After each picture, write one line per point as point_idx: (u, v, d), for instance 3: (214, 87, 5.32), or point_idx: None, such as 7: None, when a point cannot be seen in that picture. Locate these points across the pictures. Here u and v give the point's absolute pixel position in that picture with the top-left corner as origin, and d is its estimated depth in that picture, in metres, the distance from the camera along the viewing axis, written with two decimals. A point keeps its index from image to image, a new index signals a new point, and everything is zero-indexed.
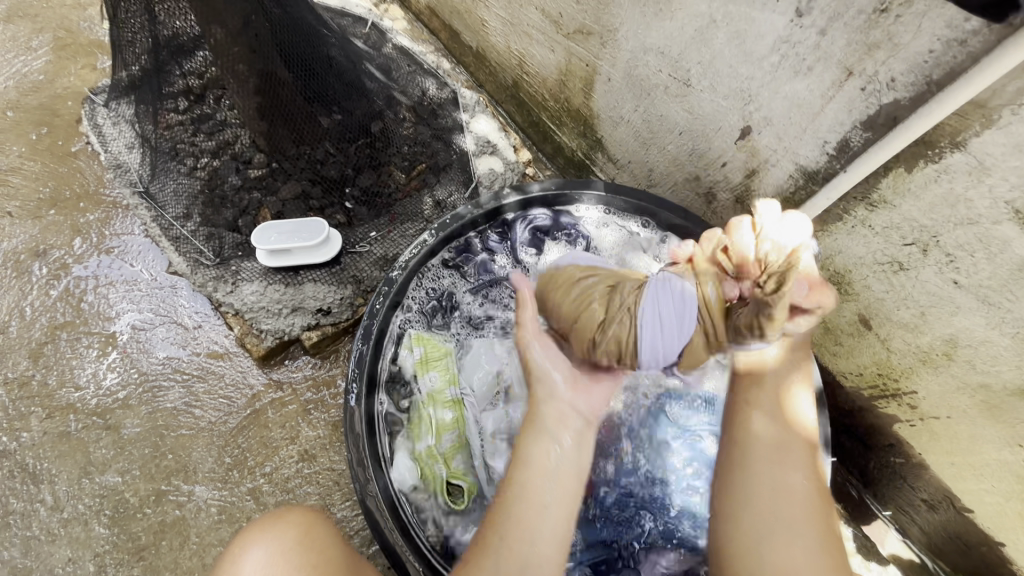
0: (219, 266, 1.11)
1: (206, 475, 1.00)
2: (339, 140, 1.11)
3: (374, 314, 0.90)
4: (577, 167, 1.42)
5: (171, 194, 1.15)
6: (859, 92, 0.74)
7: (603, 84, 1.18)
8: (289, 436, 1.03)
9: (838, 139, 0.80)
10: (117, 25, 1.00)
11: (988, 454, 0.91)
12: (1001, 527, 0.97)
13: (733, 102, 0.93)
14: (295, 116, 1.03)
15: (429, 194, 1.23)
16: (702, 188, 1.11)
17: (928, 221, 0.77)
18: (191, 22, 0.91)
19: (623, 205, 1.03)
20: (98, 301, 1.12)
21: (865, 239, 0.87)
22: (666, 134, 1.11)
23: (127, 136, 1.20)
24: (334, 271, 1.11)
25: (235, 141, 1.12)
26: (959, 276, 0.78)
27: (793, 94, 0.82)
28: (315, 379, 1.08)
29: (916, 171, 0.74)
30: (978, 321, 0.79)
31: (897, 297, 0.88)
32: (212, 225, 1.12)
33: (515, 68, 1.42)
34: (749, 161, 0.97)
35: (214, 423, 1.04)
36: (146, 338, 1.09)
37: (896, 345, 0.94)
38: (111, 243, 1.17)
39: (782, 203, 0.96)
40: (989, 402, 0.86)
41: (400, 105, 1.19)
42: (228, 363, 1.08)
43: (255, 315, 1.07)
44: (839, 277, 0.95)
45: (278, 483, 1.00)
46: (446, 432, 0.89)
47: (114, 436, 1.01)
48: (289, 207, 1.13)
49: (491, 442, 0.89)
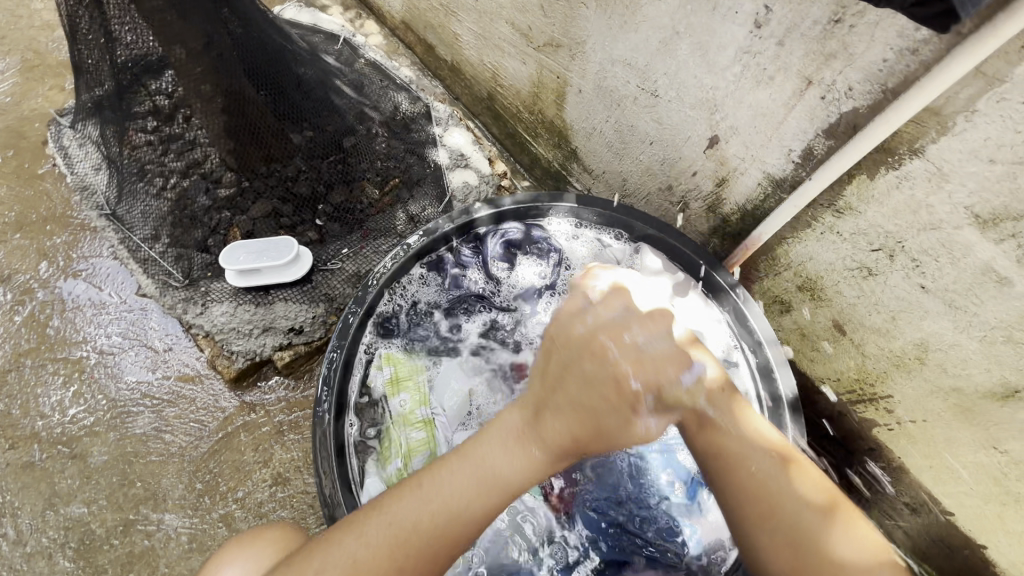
0: (189, 288, 1.10)
1: (176, 503, 0.97)
2: (310, 157, 1.09)
3: (342, 335, 0.89)
4: (553, 178, 1.42)
5: (139, 215, 1.13)
6: (819, 101, 0.74)
7: (574, 96, 1.18)
8: (262, 459, 1.01)
9: (803, 148, 0.81)
10: (75, 47, 0.97)
11: (965, 457, 0.91)
12: (982, 530, 0.97)
13: (700, 112, 0.93)
14: (265, 134, 1.02)
15: (402, 208, 1.22)
16: (675, 197, 1.11)
17: (893, 227, 0.77)
18: (150, 44, 0.88)
19: (595, 217, 1.03)
20: (65, 326, 1.09)
21: (834, 245, 0.87)
22: (638, 144, 1.11)
23: (93, 157, 1.19)
24: (306, 289, 1.10)
25: (204, 160, 1.08)
26: (926, 280, 0.78)
27: (757, 104, 0.83)
28: (289, 400, 1.06)
29: (878, 178, 0.74)
30: (947, 324, 0.80)
31: (868, 302, 0.88)
32: (181, 245, 1.11)
33: (489, 81, 1.42)
34: (719, 170, 0.97)
35: (184, 448, 1.01)
36: (114, 362, 1.07)
37: (870, 350, 0.94)
38: (78, 266, 1.14)
39: (753, 211, 0.96)
40: (963, 405, 0.86)
41: (373, 120, 1.18)
42: (200, 387, 1.06)
43: (226, 336, 1.05)
44: (811, 284, 0.95)
45: (250, 508, 0.97)
46: (418, 453, 0.88)
47: (80, 465, 0.99)
48: (260, 226, 1.12)
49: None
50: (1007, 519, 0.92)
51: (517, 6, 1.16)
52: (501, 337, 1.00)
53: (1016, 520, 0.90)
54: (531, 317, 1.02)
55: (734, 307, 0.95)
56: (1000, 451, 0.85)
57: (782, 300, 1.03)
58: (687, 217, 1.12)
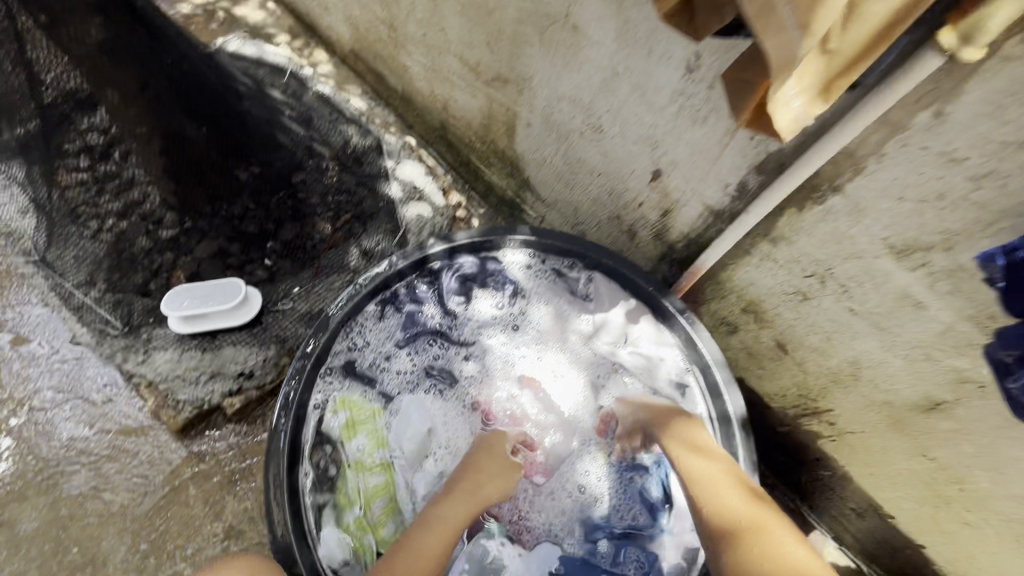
0: (128, 335, 1.02)
1: (120, 566, 0.92)
2: (257, 194, 1.17)
3: (291, 388, 0.90)
4: (508, 205, 1.43)
5: (71, 260, 1.04)
6: (748, 141, 0.80)
7: (524, 128, 1.21)
8: (212, 512, 0.96)
9: (737, 183, 0.86)
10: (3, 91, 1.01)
11: (899, 464, 0.96)
12: (921, 530, 1.01)
13: (642, 147, 0.97)
14: (206, 169, 1.12)
15: (355, 244, 1.14)
16: (624, 225, 1.15)
17: (821, 255, 0.82)
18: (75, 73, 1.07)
19: (548, 249, 1.08)
20: (13, 378, 1.03)
21: (772, 272, 0.92)
22: (586, 175, 1.14)
23: (19, 200, 1.08)
24: (255, 332, 1.05)
25: (144, 199, 1.12)
26: (855, 304, 0.83)
27: (693, 142, 0.88)
28: (241, 446, 1.02)
29: (806, 211, 0.80)
30: (874, 344, 0.85)
31: (805, 323, 0.93)
32: (120, 290, 1.04)
33: (440, 111, 1.43)
34: (663, 201, 1.01)
35: (126, 506, 0.96)
36: (47, 419, 1.00)
37: (810, 367, 0.99)
38: (5, 316, 1.06)
39: (697, 239, 1.01)
40: (894, 417, 0.91)
41: (322, 156, 1.16)
42: (145, 439, 1.00)
43: (170, 386, 0.99)
44: (754, 306, 1.00)
45: (200, 566, 0.93)
46: (385, 523, 0.89)
47: (11, 533, 0.93)
48: (205, 268, 1.10)
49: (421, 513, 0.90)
50: (940, 519, 0.96)
51: (464, 42, 1.18)
52: (454, 371, 1.03)
53: (949, 520, 0.95)
54: (489, 350, 1.06)
55: (685, 335, 0.99)
56: (930, 458, 0.90)
57: (728, 321, 1.08)
58: (637, 244, 1.15)
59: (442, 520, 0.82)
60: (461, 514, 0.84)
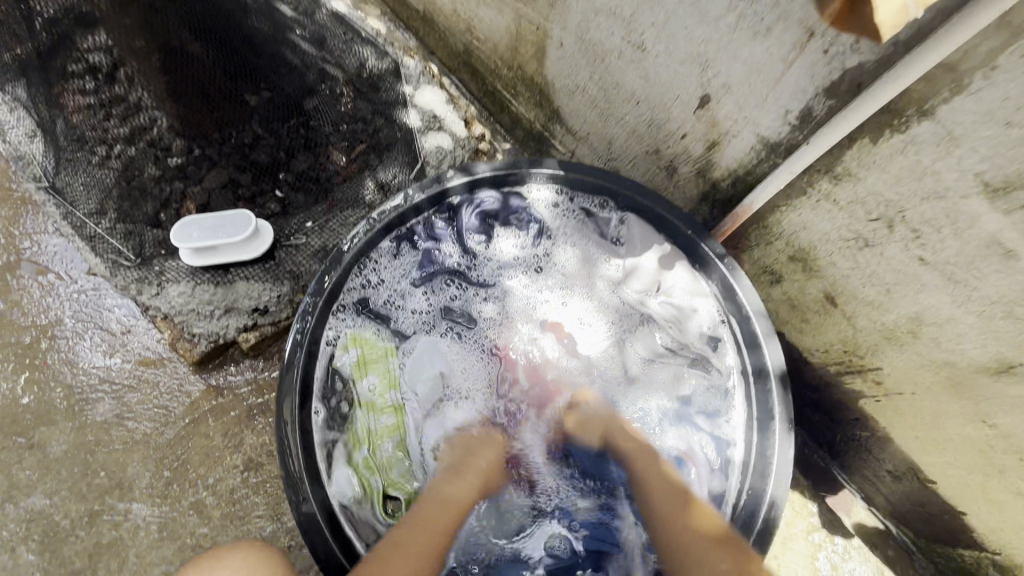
0: (141, 267, 1.01)
1: (144, 492, 0.93)
2: (269, 119, 1.05)
3: (303, 325, 0.86)
4: (535, 139, 1.32)
5: (81, 188, 1.01)
6: (821, 55, 0.67)
7: (555, 50, 1.08)
8: (231, 444, 0.97)
9: (801, 108, 0.74)
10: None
11: (951, 429, 0.88)
12: (963, 498, 0.95)
13: (689, 68, 0.85)
14: (214, 95, 0.97)
15: (370, 175, 1.11)
16: (662, 161, 1.04)
17: (894, 194, 0.72)
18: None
19: (578, 185, 0.98)
20: (31, 306, 1.02)
21: (829, 214, 0.81)
22: (623, 103, 1.02)
23: (26, 123, 1.03)
24: (268, 267, 1.02)
25: (151, 125, 0.99)
26: (927, 253, 0.73)
27: (752, 59, 0.76)
28: (257, 382, 1.01)
29: (881, 142, 0.69)
30: (943, 298, 0.75)
31: (861, 274, 0.84)
32: (130, 221, 1.01)
33: (463, 33, 1.29)
34: (709, 132, 0.90)
35: (150, 434, 0.97)
36: (69, 347, 1.00)
37: (862, 323, 0.90)
38: (23, 244, 1.05)
39: (745, 176, 0.90)
40: (954, 378, 0.82)
41: (335, 79, 1.07)
42: (164, 370, 1.00)
43: (185, 319, 0.99)
44: (804, 254, 0.90)
45: (222, 495, 0.94)
46: (394, 465, 0.88)
47: (38, 456, 0.94)
48: (216, 198, 1.04)
49: (430, 459, 0.88)
50: (990, 488, 0.90)
51: None
52: (473, 314, 0.98)
53: (999, 490, 0.88)
54: (510, 293, 1.00)
55: (723, 281, 0.90)
56: (989, 425, 0.82)
57: (772, 270, 0.99)
58: (675, 182, 1.05)
59: (452, 497, 0.78)
60: (471, 495, 0.79)
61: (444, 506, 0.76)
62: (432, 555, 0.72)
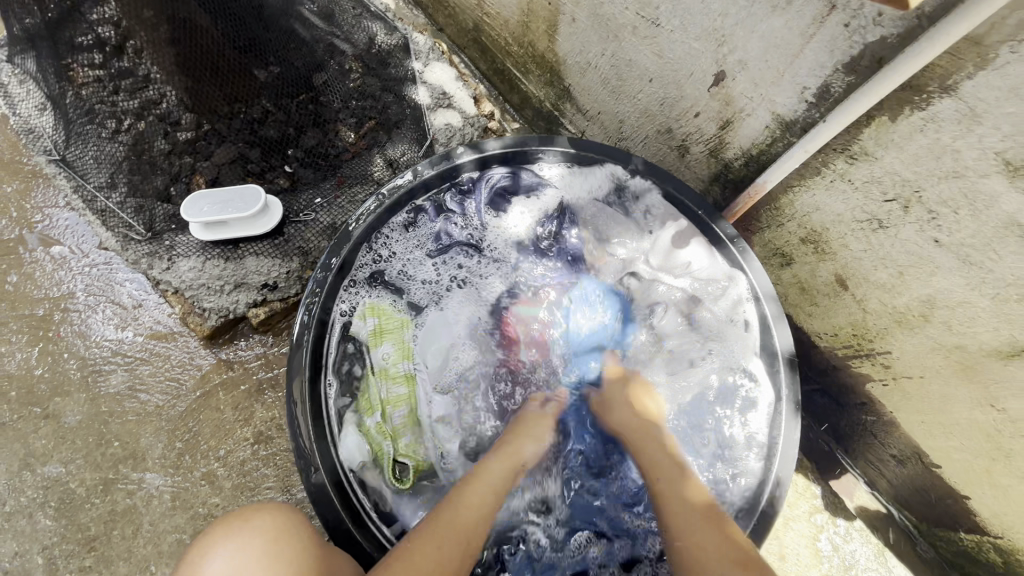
0: (152, 241, 1.01)
1: (157, 462, 0.95)
2: (278, 96, 1.02)
3: (309, 309, 0.87)
4: (545, 119, 1.30)
5: (91, 161, 1.01)
6: (841, 29, 0.66)
7: (568, 25, 1.06)
8: (242, 418, 0.98)
9: (819, 85, 0.73)
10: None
11: (959, 414, 0.88)
12: (967, 482, 0.95)
13: (705, 44, 0.83)
14: (224, 67, 0.94)
15: (380, 153, 1.11)
16: (674, 140, 1.03)
17: (911, 174, 0.70)
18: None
19: (590, 162, 0.98)
20: (43, 279, 1.03)
21: (844, 195, 0.80)
22: (636, 81, 1.01)
23: (36, 96, 1.05)
24: (277, 243, 1.03)
25: (161, 100, 0.98)
26: (943, 234, 0.72)
27: (771, 33, 0.74)
28: (267, 357, 1.02)
29: (901, 119, 0.67)
30: (958, 282, 0.75)
31: (874, 256, 0.83)
32: (141, 195, 1.01)
33: (473, 9, 1.26)
34: (723, 111, 0.89)
35: (161, 407, 0.98)
36: (82, 320, 1.02)
37: (872, 306, 0.89)
38: (34, 218, 1.05)
39: (758, 156, 0.89)
40: (965, 363, 0.82)
41: (344, 55, 1.07)
42: (175, 344, 1.01)
43: (196, 293, 0.99)
44: (816, 236, 0.89)
45: (233, 467, 0.95)
46: (404, 432, 0.88)
47: (53, 425, 0.96)
48: (225, 173, 1.03)
49: (440, 428, 0.88)
50: (995, 473, 0.90)
51: None
52: (483, 291, 0.98)
53: (1004, 474, 0.88)
54: (519, 271, 1.00)
55: (733, 259, 0.92)
56: (998, 409, 0.82)
57: (783, 252, 0.98)
58: (687, 163, 1.04)
59: (477, 474, 0.76)
60: (501, 473, 0.77)
61: (479, 484, 0.75)
62: (458, 539, 0.69)
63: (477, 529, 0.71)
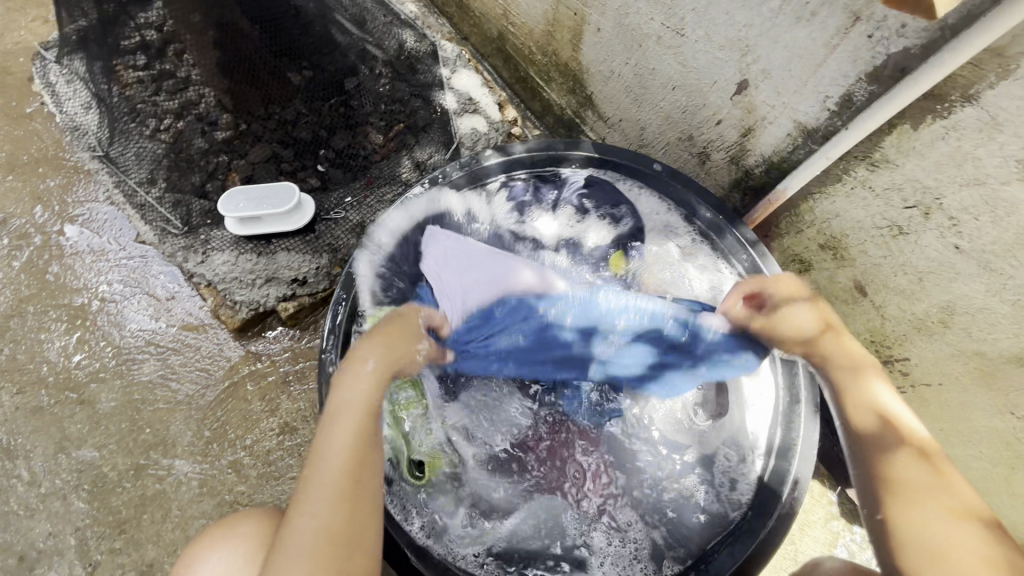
0: (188, 236, 1.05)
1: (186, 449, 0.98)
2: (311, 99, 1.08)
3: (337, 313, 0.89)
4: (566, 125, 1.33)
5: (133, 157, 1.06)
6: (865, 40, 0.68)
7: (593, 35, 1.09)
8: (269, 408, 1.01)
9: (841, 94, 0.75)
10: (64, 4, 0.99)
11: (978, 422, 0.88)
12: (986, 491, 0.95)
13: (729, 54, 0.86)
14: (263, 73, 1.03)
15: (408, 155, 1.13)
16: (695, 148, 1.05)
17: (932, 181, 0.72)
18: None
19: (614, 166, 1.00)
20: (81, 271, 1.07)
21: (865, 202, 0.82)
22: (658, 89, 1.03)
23: (82, 96, 1.11)
24: (308, 239, 1.06)
25: (199, 100, 1.05)
26: (964, 241, 0.73)
27: (794, 44, 0.76)
28: (293, 350, 1.04)
29: (923, 128, 0.69)
30: (978, 287, 0.76)
31: (894, 262, 0.84)
32: (179, 191, 1.05)
33: (499, 19, 1.30)
34: (745, 118, 0.91)
35: (191, 396, 1.01)
36: (117, 311, 1.05)
37: (890, 312, 0.90)
38: (74, 212, 1.10)
39: (780, 163, 0.91)
40: (983, 369, 0.83)
41: (375, 60, 1.12)
42: (204, 336, 1.04)
43: (228, 286, 1.03)
44: (835, 242, 0.91)
45: (259, 456, 0.98)
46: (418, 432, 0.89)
47: (88, 410, 0.99)
48: (259, 172, 1.05)
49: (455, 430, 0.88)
50: (1015, 482, 0.89)
51: None
52: None
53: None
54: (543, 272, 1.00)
55: (753, 266, 0.92)
56: (1017, 416, 0.83)
57: (803, 258, 0.99)
58: (708, 169, 1.06)
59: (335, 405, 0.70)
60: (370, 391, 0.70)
61: (356, 422, 0.68)
62: (349, 489, 0.64)
63: (365, 472, 0.66)
